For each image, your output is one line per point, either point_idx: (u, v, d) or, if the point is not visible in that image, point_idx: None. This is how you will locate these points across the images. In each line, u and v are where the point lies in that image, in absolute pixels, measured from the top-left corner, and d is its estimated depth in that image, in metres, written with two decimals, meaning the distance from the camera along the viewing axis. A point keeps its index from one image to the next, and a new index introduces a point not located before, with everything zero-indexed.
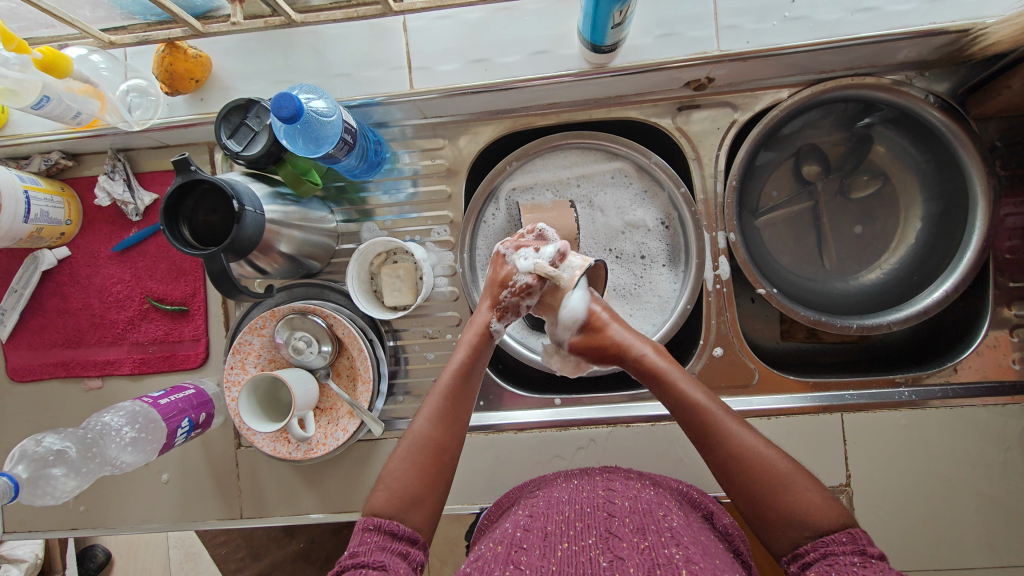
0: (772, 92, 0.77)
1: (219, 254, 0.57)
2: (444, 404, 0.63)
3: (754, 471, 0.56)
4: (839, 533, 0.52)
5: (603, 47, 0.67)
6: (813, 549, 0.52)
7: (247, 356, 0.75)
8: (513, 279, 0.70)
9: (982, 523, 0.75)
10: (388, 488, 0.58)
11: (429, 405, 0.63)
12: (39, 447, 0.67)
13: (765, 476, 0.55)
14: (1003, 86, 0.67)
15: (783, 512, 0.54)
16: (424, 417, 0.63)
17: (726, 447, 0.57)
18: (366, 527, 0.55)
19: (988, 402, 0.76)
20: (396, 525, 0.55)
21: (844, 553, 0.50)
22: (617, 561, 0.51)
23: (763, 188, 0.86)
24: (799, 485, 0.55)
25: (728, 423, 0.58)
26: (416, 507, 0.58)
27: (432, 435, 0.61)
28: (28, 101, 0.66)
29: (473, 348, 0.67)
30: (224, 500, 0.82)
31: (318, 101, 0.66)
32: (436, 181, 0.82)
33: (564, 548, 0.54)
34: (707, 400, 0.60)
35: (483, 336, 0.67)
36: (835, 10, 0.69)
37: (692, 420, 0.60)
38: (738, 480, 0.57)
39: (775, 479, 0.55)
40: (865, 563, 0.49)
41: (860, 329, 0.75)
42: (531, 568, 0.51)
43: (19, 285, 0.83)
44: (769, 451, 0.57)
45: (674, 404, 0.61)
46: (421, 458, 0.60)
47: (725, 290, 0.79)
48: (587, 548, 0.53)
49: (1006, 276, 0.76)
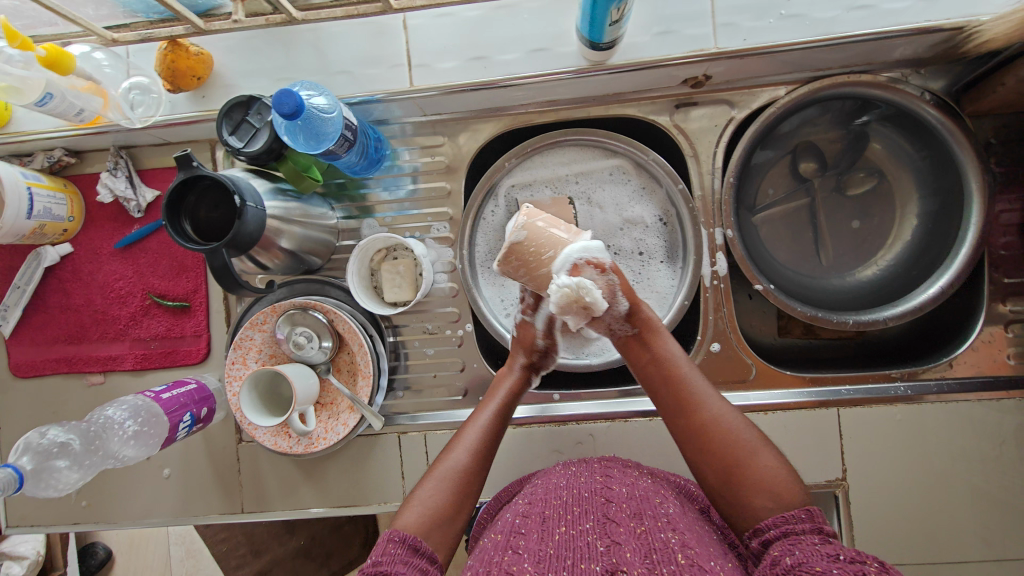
0: (769, 89, 0.78)
1: (221, 249, 0.57)
2: (486, 442, 0.65)
3: (727, 439, 0.59)
4: (799, 511, 0.53)
5: (600, 44, 0.67)
6: (773, 527, 0.53)
7: (248, 351, 0.76)
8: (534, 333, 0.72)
9: (977, 517, 0.76)
10: (421, 505, 0.59)
11: (468, 437, 0.64)
12: (44, 439, 0.67)
13: (737, 444, 0.58)
14: (998, 84, 0.68)
15: (753, 481, 0.56)
16: (464, 448, 0.63)
17: (704, 413, 0.61)
18: (390, 539, 0.55)
19: (983, 396, 0.76)
20: (422, 543, 0.55)
21: (804, 531, 0.51)
22: (615, 546, 0.51)
23: (760, 185, 0.87)
24: (766, 454, 0.58)
25: (706, 391, 0.62)
26: (442, 527, 0.58)
27: (466, 467, 0.62)
28: (31, 98, 0.66)
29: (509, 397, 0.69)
30: (225, 495, 0.83)
31: (319, 98, 0.66)
32: (435, 178, 0.82)
33: (561, 532, 0.54)
34: (691, 371, 0.64)
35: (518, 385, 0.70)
36: (831, 8, 0.69)
37: (675, 384, 0.63)
38: (709, 448, 0.59)
39: (744, 448, 0.58)
40: (824, 541, 0.50)
41: (856, 325, 0.75)
42: (530, 553, 0.51)
43: (22, 281, 0.83)
44: (741, 422, 0.60)
45: (660, 369, 0.64)
46: (456, 485, 0.61)
47: (722, 286, 0.80)
48: (584, 533, 0.54)
49: (1001, 272, 0.76)
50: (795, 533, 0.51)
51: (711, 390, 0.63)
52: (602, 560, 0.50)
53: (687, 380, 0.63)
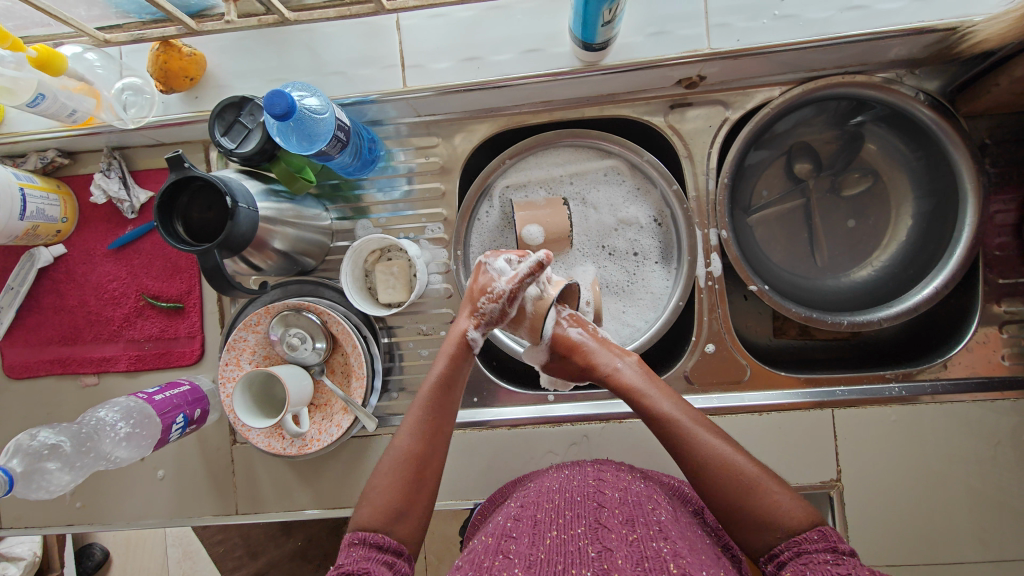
0: (764, 90, 0.78)
1: (213, 250, 0.57)
2: (427, 418, 0.63)
3: (728, 479, 0.57)
4: (811, 532, 0.54)
5: (593, 45, 0.67)
6: (788, 549, 0.53)
7: (242, 353, 0.75)
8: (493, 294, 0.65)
9: (971, 518, 0.75)
10: (372, 503, 0.58)
11: (411, 420, 0.63)
12: (35, 441, 0.67)
13: (738, 482, 0.56)
14: (992, 84, 0.68)
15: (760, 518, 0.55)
16: (407, 433, 0.62)
17: (697, 457, 0.59)
18: (352, 542, 0.56)
19: (977, 397, 0.76)
20: (380, 539, 0.55)
21: (817, 551, 0.52)
22: (606, 552, 0.51)
23: (755, 185, 0.87)
24: (770, 491, 0.56)
25: (696, 435, 0.60)
26: (402, 521, 0.58)
27: (414, 451, 0.61)
28: (23, 99, 0.66)
29: (452, 358, 0.65)
30: (219, 497, 0.83)
31: (311, 98, 0.66)
32: (430, 179, 0.82)
33: (552, 536, 0.54)
34: (679, 415, 0.61)
35: (462, 346, 0.66)
36: (824, 9, 0.69)
37: (665, 432, 0.61)
38: (714, 490, 0.57)
39: (747, 485, 0.56)
40: (837, 560, 0.50)
41: (850, 326, 0.75)
42: (520, 557, 0.51)
43: (15, 282, 0.83)
44: (740, 460, 0.58)
45: (650, 417, 0.62)
46: (404, 470, 0.60)
47: (716, 287, 0.80)
48: (576, 538, 0.54)
49: (995, 273, 0.76)
50: (809, 552, 0.52)
51: (702, 432, 0.60)
52: (593, 565, 0.50)
53: (676, 427, 0.60)
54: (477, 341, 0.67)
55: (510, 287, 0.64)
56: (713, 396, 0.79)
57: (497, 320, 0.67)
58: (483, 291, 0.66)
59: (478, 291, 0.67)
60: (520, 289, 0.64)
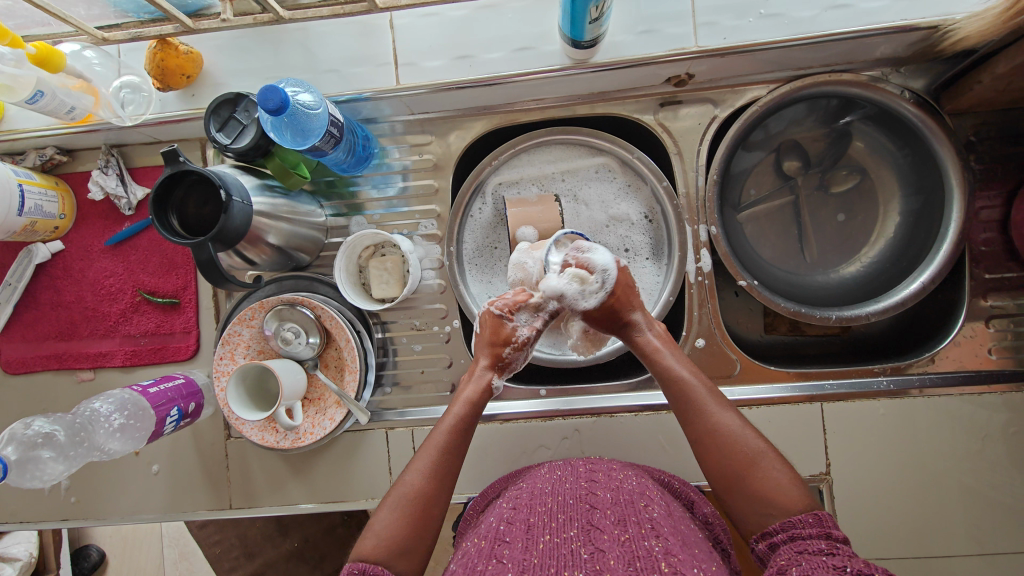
0: (752, 88, 0.79)
1: (206, 243, 0.58)
2: (447, 460, 0.62)
3: (729, 449, 0.59)
4: (806, 515, 0.53)
5: (582, 43, 0.68)
6: (780, 531, 0.53)
7: (236, 347, 0.76)
8: (515, 335, 0.67)
9: (963, 512, 0.76)
10: (377, 535, 0.57)
11: (423, 459, 0.62)
12: (30, 430, 0.68)
13: (738, 452, 0.58)
14: (975, 82, 0.69)
15: (756, 490, 0.56)
16: (418, 471, 0.61)
17: (705, 428, 0.61)
18: (350, 573, 0.54)
19: (965, 391, 0.77)
20: (380, 571, 0.54)
21: (811, 537, 0.51)
22: (598, 552, 0.52)
23: (745, 182, 0.88)
24: (768, 464, 0.57)
25: (707, 400, 0.62)
26: (404, 557, 0.57)
27: (427, 490, 0.60)
28: (23, 96, 0.66)
29: (472, 406, 0.65)
30: (213, 491, 0.83)
31: (305, 95, 0.67)
32: (423, 176, 0.83)
33: (545, 540, 0.55)
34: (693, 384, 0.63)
35: (485, 395, 0.66)
36: (810, 8, 0.71)
37: (678, 394, 0.63)
38: (711, 456, 0.60)
39: (745, 457, 0.58)
40: (831, 549, 0.49)
41: (839, 320, 0.76)
42: (514, 562, 0.52)
43: (13, 278, 0.84)
44: (744, 432, 0.59)
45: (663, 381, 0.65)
46: (411, 507, 0.59)
47: (707, 282, 0.81)
48: (569, 540, 0.55)
49: (982, 268, 0.77)
50: (802, 538, 0.52)
51: (712, 398, 0.62)
52: (586, 566, 0.50)
53: (688, 392, 0.63)
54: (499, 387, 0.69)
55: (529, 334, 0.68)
56: None
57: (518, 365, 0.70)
58: (507, 345, 0.67)
59: (499, 343, 0.68)
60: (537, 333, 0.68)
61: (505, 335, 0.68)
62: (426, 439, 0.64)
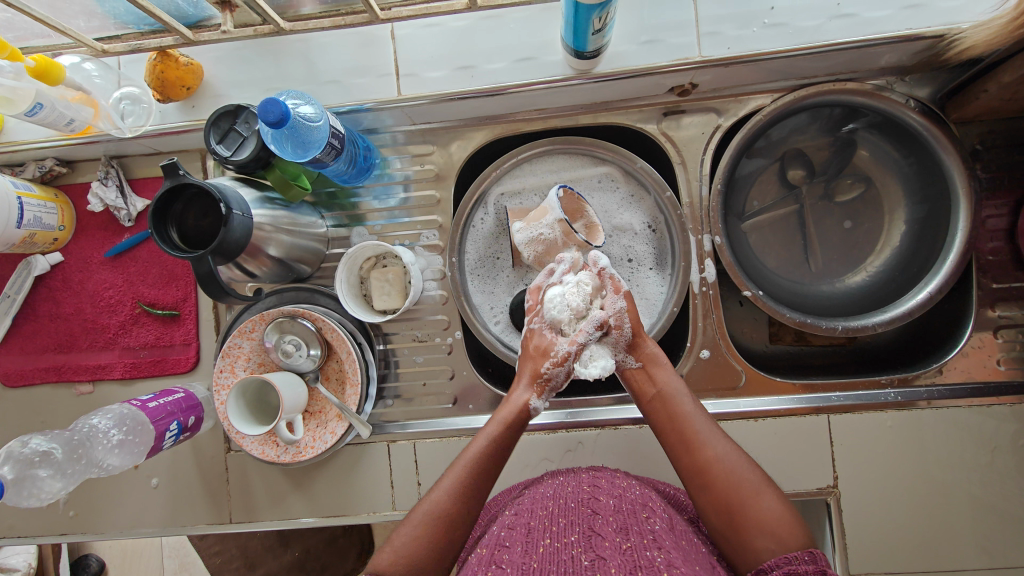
0: (755, 97, 0.79)
1: (207, 255, 0.58)
2: (470, 481, 0.62)
3: (728, 478, 0.59)
4: (801, 552, 0.53)
5: (585, 53, 0.68)
6: (776, 568, 0.52)
7: (236, 360, 0.75)
8: (554, 349, 0.67)
9: (973, 526, 0.75)
10: (397, 551, 0.58)
11: (451, 478, 0.62)
12: (26, 448, 0.67)
13: (738, 481, 0.59)
14: (981, 90, 0.69)
15: (756, 520, 0.56)
16: (444, 488, 0.61)
17: (706, 452, 0.62)
18: None
19: (974, 402, 0.76)
20: None
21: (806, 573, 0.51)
22: (599, 560, 0.51)
23: (748, 192, 0.87)
24: (767, 495, 0.58)
25: (708, 430, 0.63)
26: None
27: (448, 510, 0.60)
28: (22, 108, 0.66)
29: (505, 427, 0.65)
30: (213, 505, 0.82)
31: (306, 107, 0.66)
32: (425, 187, 0.83)
33: (545, 545, 0.54)
34: (693, 408, 0.65)
35: (523, 417, 0.66)
36: (814, 17, 0.70)
37: (680, 419, 0.65)
38: (709, 480, 0.60)
39: (745, 487, 0.58)
40: None
41: (845, 331, 0.75)
42: (513, 566, 0.51)
43: (12, 290, 0.83)
44: (744, 464, 0.60)
45: (663, 406, 0.66)
46: (433, 528, 0.59)
47: (711, 293, 0.80)
48: (569, 545, 0.54)
49: (989, 277, 0.77)
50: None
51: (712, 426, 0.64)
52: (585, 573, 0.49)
53: (690, 418, 0.64)
54: (536, 411, 0.67)
55: (572, 347, 0.66)
56: (708, 403, 0.79)
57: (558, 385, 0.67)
58: (547, 360, 0.66)
59: (538, 358, 0.68)
60: (581, 347, 0.66)
61: (545, 348, 0.68)
62: (460, 456, 0.64)
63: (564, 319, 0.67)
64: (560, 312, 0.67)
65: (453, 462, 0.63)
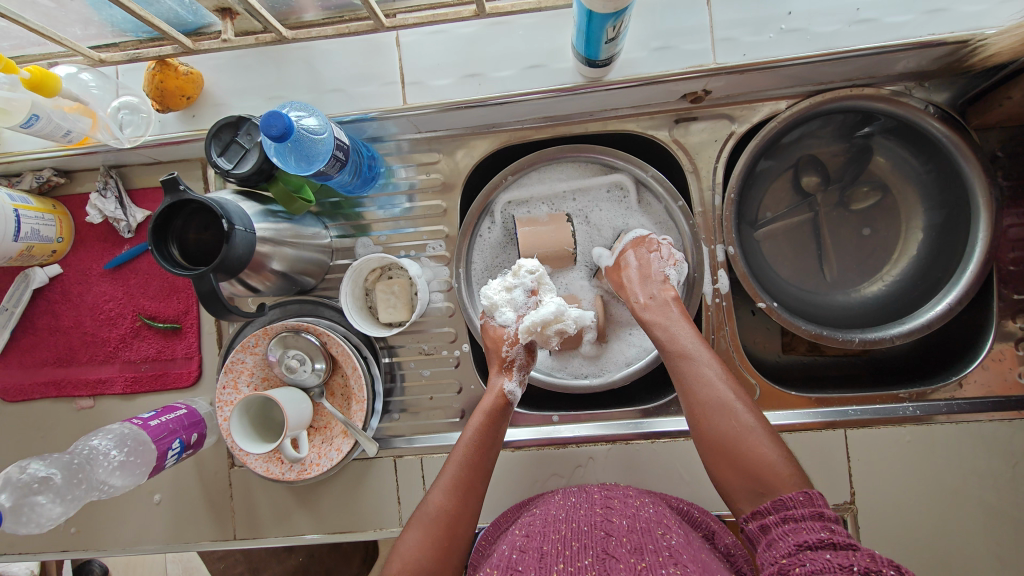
0: (770, 103, 0.76)
1: (208, 273, 0.56)
2: (463, 476, 0.62)
3: (721, 422, 0.59)
4: (797, 495, 0.52)
5: (597, 61, 0.66)
6: (772, 511, 0.52)
7: (240, 375, 0.73)
8: (506, 333, 0.71)
9: (993, 541, 0.73)
10: (403, 556, 0.58)
11: (445, 477, 0.63)
12: (24, 474, 0.65)
13: (728, 425, 0.59)
14: (1004, 97, 0.67)
15: (744, 465, 0.56)
16: (441, 489, 0.62)
17: (703, 394, 0.61)
18: None
19: (993, 416, 0.74)
20: None
21: (803, 516, 0.50)
22: None
23: (761, 201, 0.85)
24: (756, 439, 0.57)
25: (703, 371, 0.62)
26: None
27: (448, 508, 0.60)
28: (18, 119, 0.64)
29: (489, 415, 0.66)
30: (217, 521, 0.81)
31: (309, 118, 0.64)
32: (431, 197, 0.81)
33: (558, 568, 0.52)
34: (693, 350, 0.64)
35: (502, 404, 0.67)
36: (832, 22, 0.68)
37: (675, 361, 0.65)
38: (705, 425, 0.60)
39: (738, 431, 0.58)
40: (818, 523, 0.48)
41: (862, 343, 0.74)
42: None
43: (10, 304, 0.82)
44: (741, 406, 0.60)
45: (665, 348, 0.66)
46: (435, 529, 0.59)
47: (724, 304, 0.78)
48: (583, 569, 0.52)
49: (1010, 288, 0.74)
50: (795, 519, 0.50)
51: (707, 367, 0.63)
52: None
53: (686, 359, 0.64)
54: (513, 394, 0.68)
55: (512, 318, 0.71)
56: None
57: (523, 363, 0.70)
58: (502, 343, 0.70)
59: (496, 345, 0.71)
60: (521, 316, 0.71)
61: (498, 336, 0.71)
62: (452, 453, 0.64)
63: (499, 302, 0.70)
64: (493, 295, 0.71)
65: (448, 460, 0.64)
